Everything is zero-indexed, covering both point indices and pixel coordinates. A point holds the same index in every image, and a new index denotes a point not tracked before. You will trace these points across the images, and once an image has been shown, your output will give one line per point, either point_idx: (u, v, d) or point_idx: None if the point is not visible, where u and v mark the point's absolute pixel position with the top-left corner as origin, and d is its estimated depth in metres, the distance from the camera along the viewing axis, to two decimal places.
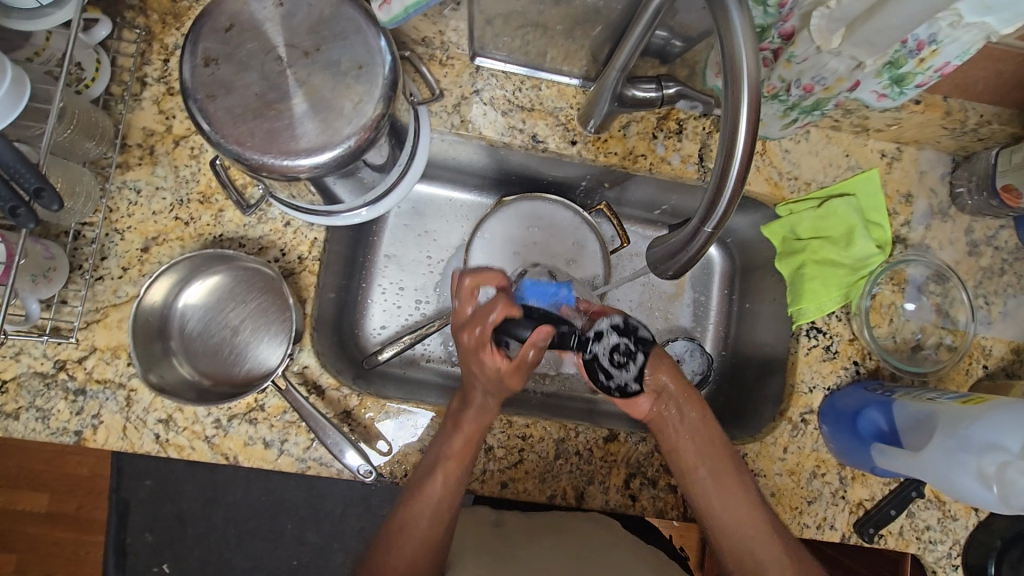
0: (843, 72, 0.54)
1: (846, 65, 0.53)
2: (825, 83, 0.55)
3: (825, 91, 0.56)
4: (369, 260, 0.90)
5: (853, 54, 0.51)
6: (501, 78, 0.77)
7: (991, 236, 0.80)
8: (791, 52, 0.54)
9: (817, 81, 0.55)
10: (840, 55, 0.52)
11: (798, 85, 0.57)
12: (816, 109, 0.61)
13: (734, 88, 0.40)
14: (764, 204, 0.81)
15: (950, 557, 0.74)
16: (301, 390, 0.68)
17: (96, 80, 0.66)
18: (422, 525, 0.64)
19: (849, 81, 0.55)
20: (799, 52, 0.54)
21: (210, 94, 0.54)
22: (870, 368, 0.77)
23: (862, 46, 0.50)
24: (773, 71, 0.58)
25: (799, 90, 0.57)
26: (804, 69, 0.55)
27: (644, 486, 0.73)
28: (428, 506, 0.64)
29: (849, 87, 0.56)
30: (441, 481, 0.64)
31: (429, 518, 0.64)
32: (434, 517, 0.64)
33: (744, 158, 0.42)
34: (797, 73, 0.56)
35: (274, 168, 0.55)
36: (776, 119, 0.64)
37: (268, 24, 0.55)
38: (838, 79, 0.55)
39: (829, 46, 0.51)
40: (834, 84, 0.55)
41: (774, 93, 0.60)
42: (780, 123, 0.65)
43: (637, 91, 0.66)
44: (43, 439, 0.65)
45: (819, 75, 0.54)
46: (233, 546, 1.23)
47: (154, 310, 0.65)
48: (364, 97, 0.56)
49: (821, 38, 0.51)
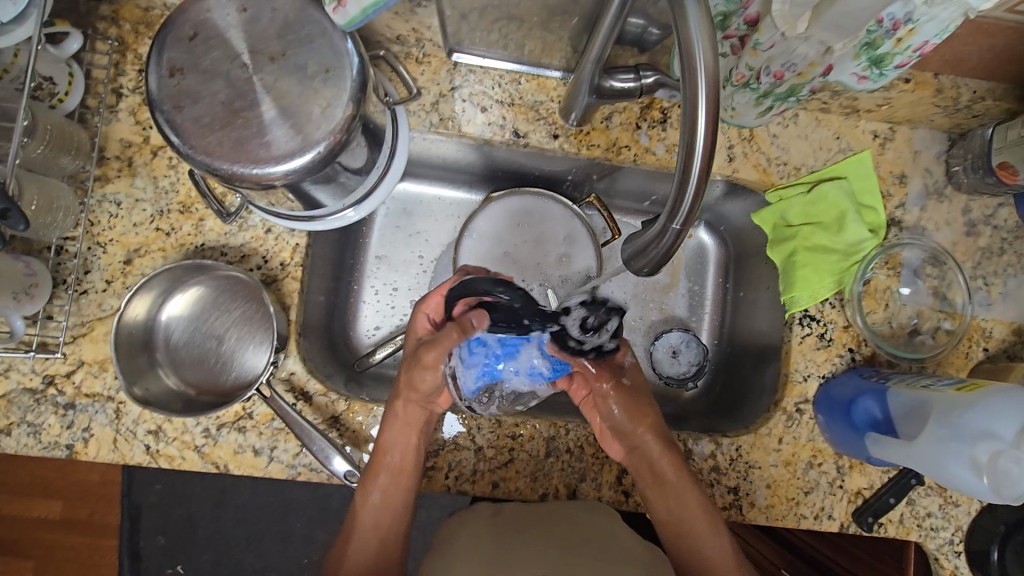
0: (814, 57, 0.52)
1: (816, 50, 0.51)
2: (797, 69, 0.53)
3: (798, 77, 0.55)
4: (357, 262, 0.89)
5: (822, 39, 0.50)
6: (479, 73, 0.76)
7: (989, 215, 0.78)
8: (757, 39, 0.53)
9: (787, 68, 0.53)
10: (808, 39, 0.50)
11: (768, 71, 0.55)
12: (791, 95, 0.58)
13: (694, 83, 0.39)
14: (753, 190, 0.80)
15: (953, 543, 0.73)
16: (287, 397, 0.68)
17: (70, 94, 0.66)
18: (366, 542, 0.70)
19: (822, 66, 0.53)
20: (765, 39, 0.52)
21: (176, 105, 0.54)
22: (866, 355, 0.75)
23: (831, 29, 0.48)
24: (742, 58, 0.56)
25: (770, 77, 0.55)
26: (772, 55, 0.53)
27: (637, 481, 0.72)
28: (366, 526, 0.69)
29: (824, 71, 0.54)
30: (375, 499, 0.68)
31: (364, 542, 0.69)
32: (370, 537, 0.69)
33: (709, 152, 0.41)
34: (767, 60, 0.54)
35: (245, 177, 0.54)
36: (749, 107, 0.62)
37: (231, 32, 0.55)
38: (809, 64, 0.53)
39: (794, 31, 0.50)
40: (806, 69, 0.53)
41: (744, 81, 0.58)
42: (754, 111, 0.63)
43: (615, 81, 0.65)
44: (35, 453, 0.65)
45: (790, 62, 0.53)
46: (242, 546, 1.25)
47: (137, 323, 0.66)
48: (331, 101, 0.55)
49: (786, 24, 0.49)
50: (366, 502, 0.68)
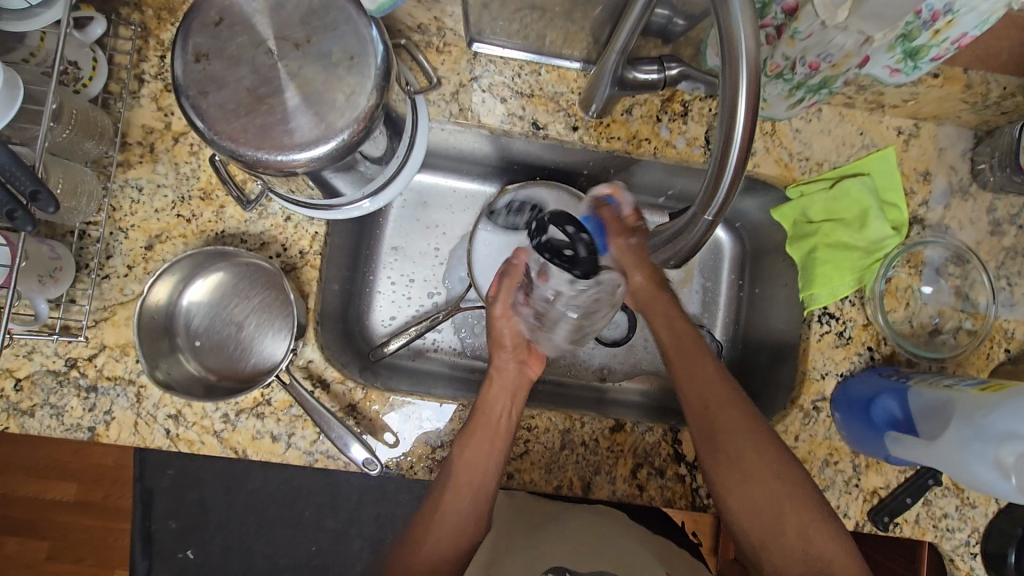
0: (850, 48, 0.51)
1: (854, 40, 0.50)
2: (832, 60, 0.52)
3: (832, 68, 0.54)
4: (373, 252, 0.90)
5: (862, 28, 0.49)
6: (499, 64, 0.75)
7: (1015, 214, 0.77)
8: (796, 28, 0.52)
9: (823, 58, 0.52)
10: (847, 29, 0.49)
11: (803, 62, 0.54)
12: (824, 87, 0.57)
13: (733, 71, 0.38)
14: (773, 186, 0.79)
15: (970, 545, 0.72)
16: (305, 385, 0.69)
17: (94, 79, 0.66)
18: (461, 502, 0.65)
19: (857, 58, 0.52)
20: (803, 28, 0.51)
21: (201, 90, 0.54)
22: (885, 354, 0.74)
23: (870, 18, 0.47)
24: (778, 48, 0.55)
25: (805, 68, 0.54)
26: (808, 46, 0.52)
27: (652, 476, 0.72)
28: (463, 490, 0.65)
29: (858, 63, 0.53)
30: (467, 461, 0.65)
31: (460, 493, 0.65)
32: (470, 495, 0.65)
33: (743, 139, 0.40)
34: (802, 51, 0.53)
35: (269, 164, 0.55)
36: (781, 98, 0.60)
37: (257, 17, 0.54)
38: (845, 56, 0.51)
39: (834, 21, 0.49)
40: (842, 61, 0.52)
41: (777, 72, 0.57)
42: (785, 103, 0.61)
43: (639, 73, 0.64)
44: (57, 435, 0.66)
45: (825, 52, 0.52)
46: (254, 531, 1.26)
47: (159, 307, 0.66)
48: (355, 89, 0.55)
49: (826, 12, 0.48)
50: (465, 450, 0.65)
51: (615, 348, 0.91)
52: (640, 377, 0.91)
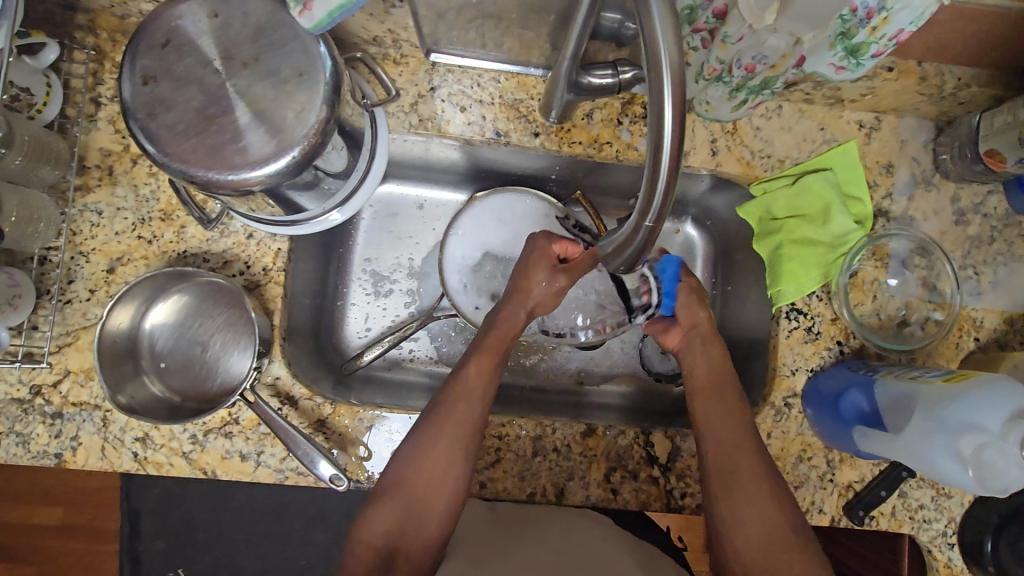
0: (785, 49, 0.51)
1: (786, 42, 0.51)
2: (768, 61, 0.53)
3: (770, 69, 0.54)
4: (344, 265, 0.89)
5: (792, 30, 0.49)
6: (457, 73, 0.76)
7: (978, 203, 0.77)
8: (725, 33, 0.52)
9: (759, 60, 0.52)
10: (778, 30, 0.49)
11: (739, 64, 0.54)
12: (765, 87, 0.57)
13: (656, 83, 0.38)
14: (737, 183, 0.79)
15: (946, 535, 0.72)
16: (273, 403, 0.68)
17: (48, 104, 0.65)
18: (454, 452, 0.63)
19: (793, 58, 0.52)
20: (733, 31, 0.51)
21: (150, 112, 0.54)
22: (854, 348, 0.74)
23: (800, 20, 0.48)
24: (712, 53, 0.55)
25: (741, 70, 0.55)
26: (742, 48, 0.52)
27: (626, 479, 0.72)
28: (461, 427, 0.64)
29: (795, 63, 0.53)
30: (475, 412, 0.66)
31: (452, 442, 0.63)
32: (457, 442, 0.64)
33: (675, 148, 0.39)
34: (736, 53, 0.53)
35: (224, 184, 0.54)
36: (724, 101, 0.62)
37: (203, 37, 0.54)
38: (781, 56, 0.52)
39: (762, 23, 0.48)
40: (779, 61, 0.52)
41: (716, 75, 0.58)
42: (729, 104, 0.63)
43: (593, 77, 0.63)
44: (24, 463, 0.66)
45: (759, 54, 0.52)
46: (243, 548, 1.25)
47: (121, 331, 0.66)
48: (306, 106, 0.55)
49: (753, 16, 0.48)
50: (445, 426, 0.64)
51: (592, 351, 0.91)
52: (618, 378, 0.91)
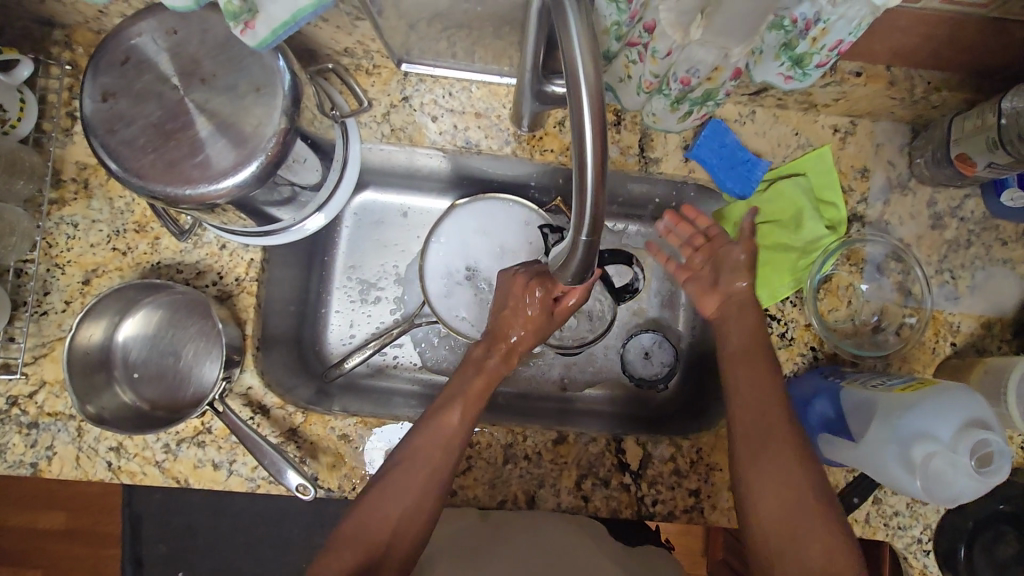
0: (715, 62, 0.50)
1: (715, 55, 0.49)
2: (702, 74, 0.52)
3: (707, 81, 0.53)
4: (325, 273, 0.90)
5: (719, 43, 0.48)
6: (429, 82, 0.76)
7: (955, 207, 0.76)
8: (654, 48, 0.50)
9: (692, 73, 0.51)
10: (705, 44, 0.49)
11: (675, 78, 0.53)
12: (709, 99, 0.57)
13: (576, 100, 0.38)
14: (711, 189, 0.79)
15: (922, 542, 0.71)
16: (244, 412, 0.69)
17: (22, 120, 0.67)
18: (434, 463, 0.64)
19: (728, 70, 0.52)
20: (661, 47, 0.50)
21: (110, 129, 0.54)
22: (828, 354, 0.74)
23: (722, 33, 0.48)
24: (646, 66, 0.53)
25: (677, 83, 0.54)
26: (673, 62, 0.51)
27: (597, 486, 0.72)
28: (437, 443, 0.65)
29: (732, 74, 0.53)
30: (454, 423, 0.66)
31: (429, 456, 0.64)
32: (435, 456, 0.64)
33: (598, 164, 0.39)
34: (668, 66, 0.52)
35: (191, 199, 0.55)
36: (668, 113, 0.60)
37: (161, 55, 0.55)
38: (713, 69, 0.51)
39: (688, 38, 0.48)
40: (714, 74, 0.52)
41: (654, 87, 0.56)
42: (675, 116, 0.61)
43: (556, 86, 0.63)
44: (1, 472, 0.67)
45: (692, 67, 0.51)
46: (240, 552, 1.26)
47: (92, 343, 0.67)
48: (262, 120, 0.55)
49: (677, 32, 0.48)
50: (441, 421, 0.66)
51: (574, 357, 0.90)
52: (601, 384, 0.91)
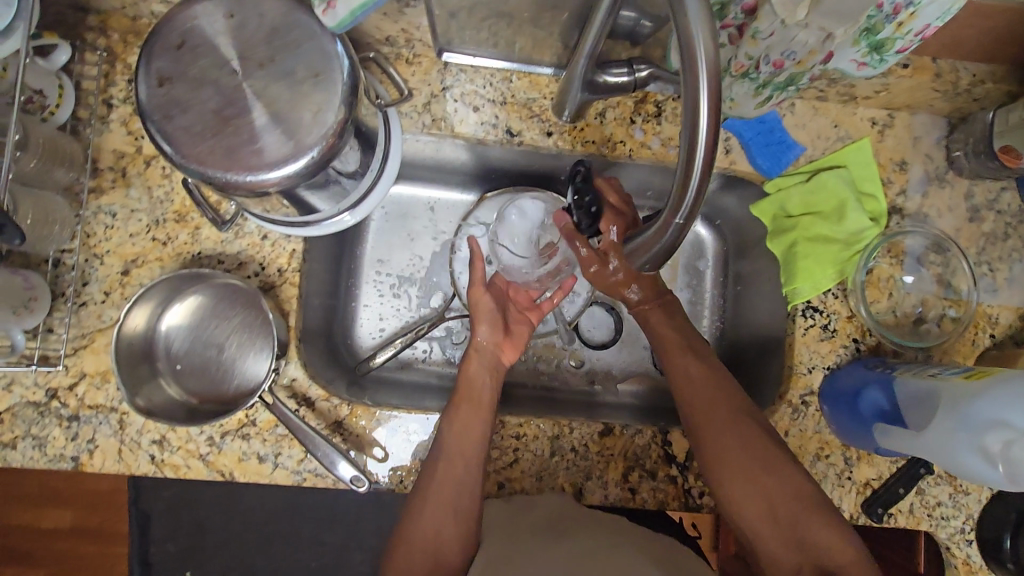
0: (813, 44, 0.52)
1: (816, 37, 0.51)
2: (796, 57, 0.53)
3: (798, 65, 0.55)
4: (354, 267, 0.89)
5: (821, 26, 0.49)
6: (470, 72, 0.76)
7: (992, 199, 0.77)
8: (756, 28, 0.52)
9: (787, 56, 0.53)
10: (808, 26, 0.50)
11: (768, 60, 0.55)
12: (791, 83, 0.58)
13: (693, 88, 0.38)
14: (752, 182, 0.79)
15: (965, 532, 0.72)
16: (290, 404, 0.68)
17: (61, 106, 0.65)
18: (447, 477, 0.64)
19: (822, 54, 0.53)
20: (764, 26, 0.52)
21: (166, 115, 0.54)
22: (871, 346, 0.74)
23: (829, 16, 0.48)
24: (740, 48, 0.56)
25: (770, 66, 0.55)
26: (772, 44, 0.53)
27: (643, 478, 0.72)
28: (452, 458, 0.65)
29: (824, 59, 0.54)
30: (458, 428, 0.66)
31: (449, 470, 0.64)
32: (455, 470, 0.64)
33: (709, 145, 0.39)
34: (766, 49, 0.54)
35: (240, 185, 0.54)
36: (749, 97, 0.61)
37: (219, 38, 0.54)
38: (809, 52, 0.53)
39: (794, 19, 0.49)
40: (806, 57, 0.53)
41: (743, 71, 0.58)
42: (754, 101, 0.62)
43: (608, 76, 0.63)
44: (40, 466, 0.65)
45: (789, 50, 0.52)
46: (252, 551, 1.24)
47: (137, 333, 0.66)
48: (322, 106, 0.55)
49: (785, 10, 0.48)
50: (453, 424, 0.67)
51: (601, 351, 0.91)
52: (633, 378, 0.91)
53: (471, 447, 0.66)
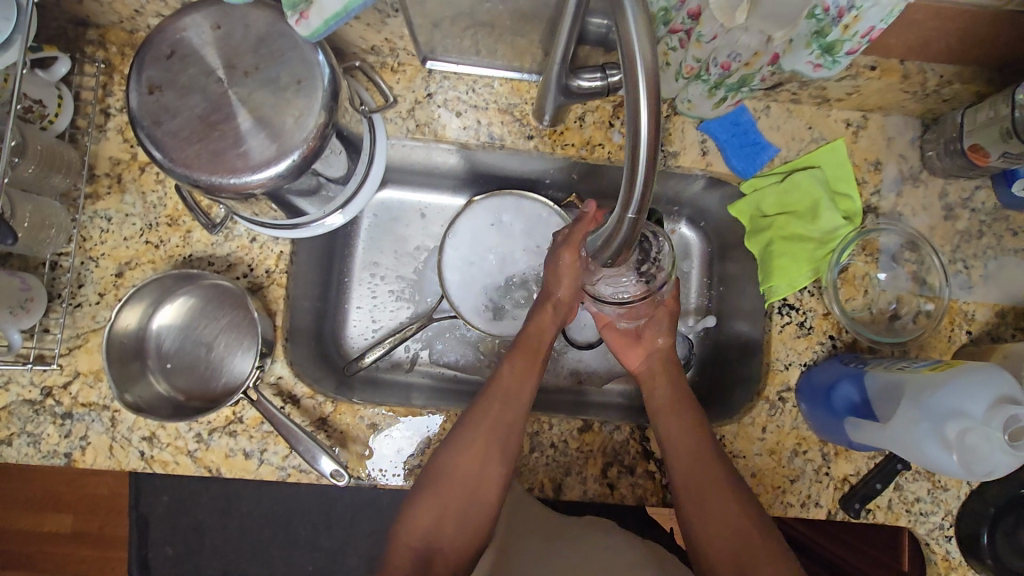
0: (756, 46, 0.56)
1: (757, 39, 0.55)
2: (742, 58, 0.57)
3: (746, 66, 0.59)
4: (346, 269, 0.91)
5: (761, 28, 0.54)
6: (453, 79, 0.78)
7: (967, 198, 0.78)
8: (700, 32, 0.57)
9: (733, 58, 0.57)
10: (748, 29, 0.54)
11: (716, 62, 0.59)
12: (744, 84, 0.62)
13: (634, 91, 0.40)
14: (729, 183, 0.81)
15: (943, 528, 0.73)
16: (275, 401, 0.71)
17: (59, 116, 0.68)
18: (488, 436, 0.65)
19: (766, 55, 0.57)
20: (707, 31, 0.56)
21: (156, 120, 0.56)
22: (847, 342, 0.75)
23: (767, 19, 0.52)
24: (688, 51, 0.59)
25: (718, 68, 0.59)
26: (716, 47, 0.57)
27: (622, 474, 0.73)
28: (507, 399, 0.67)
29: (770, 61, 0.58)
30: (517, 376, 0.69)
31: (499, 419, 0.66)
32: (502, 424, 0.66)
33: (652, 142, 0.41)
34: (712, 52, 0.58)
35: (226, 187, 0.56)
36: (704, 98, 0.65)
37: (205, 48, 0.57)
38: (754, 54, 0.57)
39: (733, 22, 0.53)
40: (752, 59, 0.57)
41: (694, 74, 0.62)
42: (709, 102, 0.66)
43: (582, 81, 0.65)
44: (35, 462, 0.67)
45: (733, 52, 0.57)
46: (250, 556, 1.25)
47: (129, 332, 0.68)
48: (304, 112, 0.57)
49: (724, 15, 0.53)
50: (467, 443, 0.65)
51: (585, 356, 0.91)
52: (619, 378, 0.91)
53: (474, 472, 0.64)
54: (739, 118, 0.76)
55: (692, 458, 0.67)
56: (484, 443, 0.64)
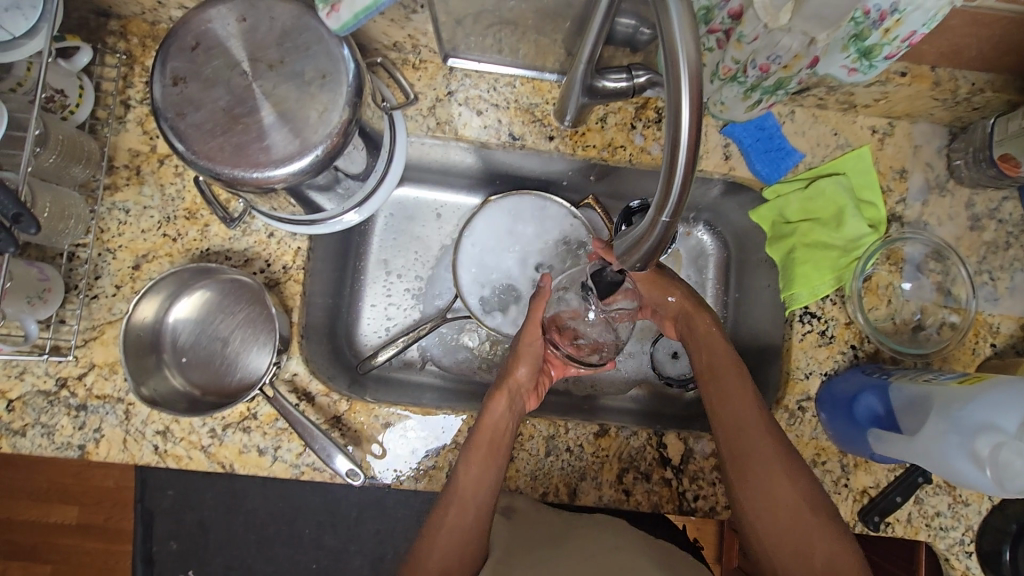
0: (798, 49, 0.54)
1: (800, 42, 0.53)
2: (782, 61, 0.55)
3: (784, 70, 0.57)
4: (360, 267, 0.90)
5: (805, 29, 0.51)
6: (474, 78, 0.77)
7: (993, 209, 0.77)
8: (741, 32, 0.55)
9: (773, 60, 0.55)
10: (791, 31, 0.52)
11: (754, 64, 0.57)
12: (779, 87, 0.60)
13: (675, 87, 0.39)
14: (751, 188, 0.80)
15: (964, 544, 0.71)
16: (291, 398, 0.70)
17: (80, 106, 0.68)
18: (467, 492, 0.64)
19: (807, 58, 0.55)
20: (748, 31, 0.55)
21: (179, 112, 0.56)
22: (868, 352, 0.74)
23: (813, 19, 0.50)
24: (727, 52, 0.58)
25: (756, 70, 0.57)
26: (756, 48, 0.55)
27: (638, 480, 0.72)
28: (463, 500, 0.64)
29: (810, 64, 0.56)
30: (475, 472, 0.64)
31: (461, 512, 0.63)
32: (466, 511, 0.64)
33: (692, 144, 0.40)
34: (751, 53, 0.56)
35: (246, 181, 0.56)
36: (738, 101, 0.65)
37: (231, 41, 0.56)
38: (795, 57, 0.55)
39: (778, 22, 0.52)
40: (792, 62, 0.55)
41: (730, 75, 0.61)
42: (743, 105, 0.66)
43: (608, 81, 0.65)
44: (48, 454, 0.67)
45: (774, 54, 0.54)
46: (254, 552, 1.24)
47: (145, 325, 0.68)
48: (328, 106, 0.56)
49: (769, 15, 0.52)
50: (468, 468, 0.64)
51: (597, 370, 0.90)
52: (632, 383, 0.91)
53: (478, 494, 0.64)
54: (764, 125, 0.76)
55: (742, 429, 0.65)
56: (463, 499, 0.64)
